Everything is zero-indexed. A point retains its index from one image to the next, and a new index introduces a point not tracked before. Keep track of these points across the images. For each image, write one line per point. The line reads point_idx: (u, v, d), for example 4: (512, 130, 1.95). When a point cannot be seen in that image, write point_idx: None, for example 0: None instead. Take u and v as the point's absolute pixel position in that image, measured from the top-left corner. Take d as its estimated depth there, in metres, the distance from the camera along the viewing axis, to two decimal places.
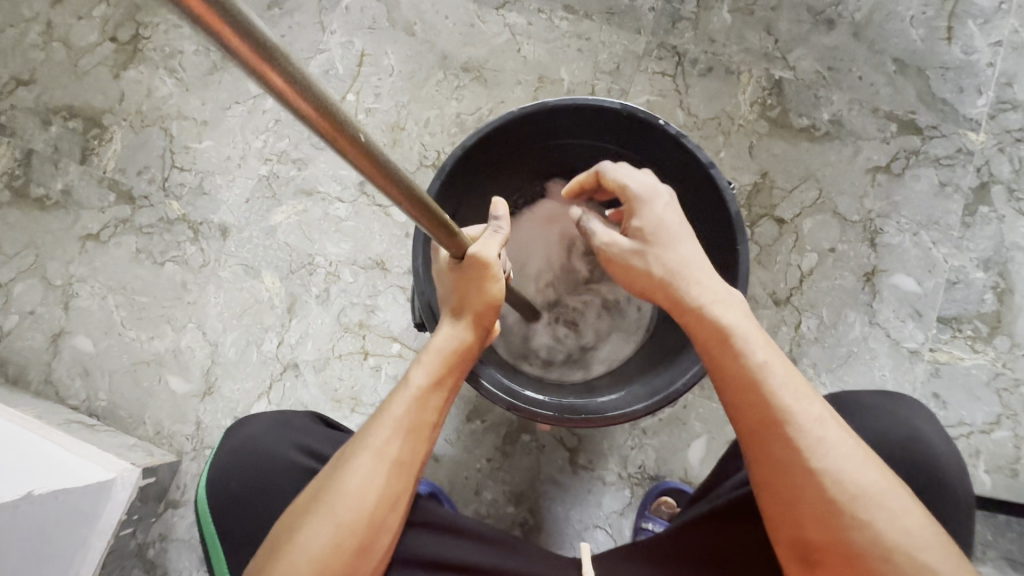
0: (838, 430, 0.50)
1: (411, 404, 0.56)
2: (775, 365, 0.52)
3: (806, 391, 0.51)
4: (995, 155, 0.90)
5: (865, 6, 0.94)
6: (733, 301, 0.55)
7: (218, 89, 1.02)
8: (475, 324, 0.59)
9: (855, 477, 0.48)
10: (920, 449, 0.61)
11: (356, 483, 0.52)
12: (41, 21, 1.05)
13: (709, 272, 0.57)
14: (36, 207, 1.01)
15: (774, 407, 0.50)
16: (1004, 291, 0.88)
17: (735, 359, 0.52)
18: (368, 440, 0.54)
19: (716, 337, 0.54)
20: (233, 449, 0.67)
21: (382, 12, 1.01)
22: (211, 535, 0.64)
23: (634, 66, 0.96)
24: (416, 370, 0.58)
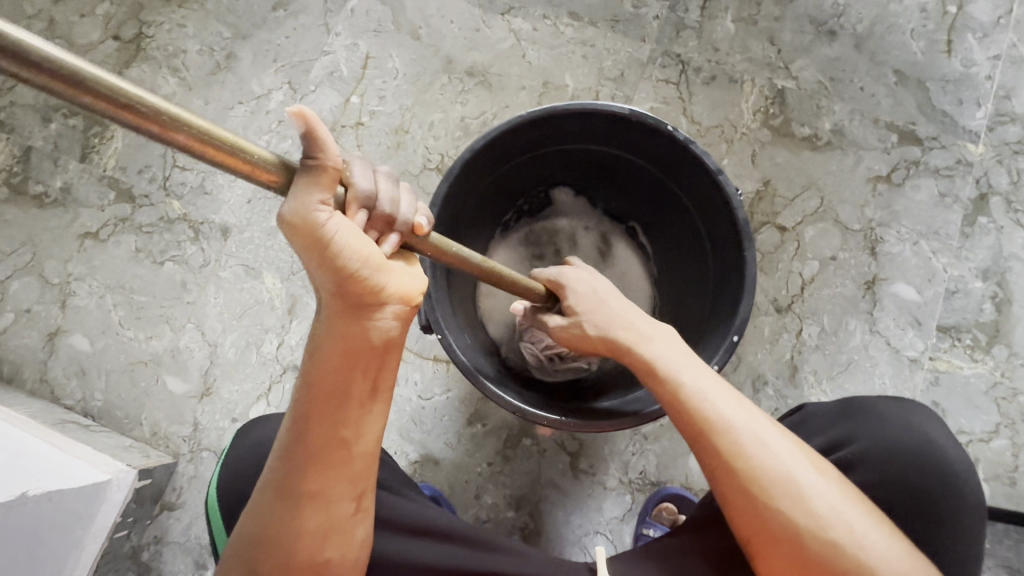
0: (758, 432, 0.53)
1: (298, 432, 0.51)
2: (698, 379, 0.55)
3: (728, 400, 0.54)
4: (994, 167, 0.91)
5: (866, 18, 0.95)
6: (655, 335, 0.58)
7: (221, 89, 1.02)
8: (345, 315, 0.48)
9: (773, 472, 0.51)
10: (933, 455, 0.61)
11: (271, 525, 0.51)
12: (44, 19, 1.04)
13: (630, 315, 0.60)
14: (34, 205, 1.00)
15: (698, 427, 0.53)
16: (1002, 301, 0.89)
17: (660, 388, 0.55)
18: (270, 480, 0.52)
19: (641, 363, 0.57)
20: (243, 451, 0.66)
21: (387, 15, 1.01)
22: (219, 532, 0.64)
23: (638, 74, 0.97)
24: (296, 394, 0.51)
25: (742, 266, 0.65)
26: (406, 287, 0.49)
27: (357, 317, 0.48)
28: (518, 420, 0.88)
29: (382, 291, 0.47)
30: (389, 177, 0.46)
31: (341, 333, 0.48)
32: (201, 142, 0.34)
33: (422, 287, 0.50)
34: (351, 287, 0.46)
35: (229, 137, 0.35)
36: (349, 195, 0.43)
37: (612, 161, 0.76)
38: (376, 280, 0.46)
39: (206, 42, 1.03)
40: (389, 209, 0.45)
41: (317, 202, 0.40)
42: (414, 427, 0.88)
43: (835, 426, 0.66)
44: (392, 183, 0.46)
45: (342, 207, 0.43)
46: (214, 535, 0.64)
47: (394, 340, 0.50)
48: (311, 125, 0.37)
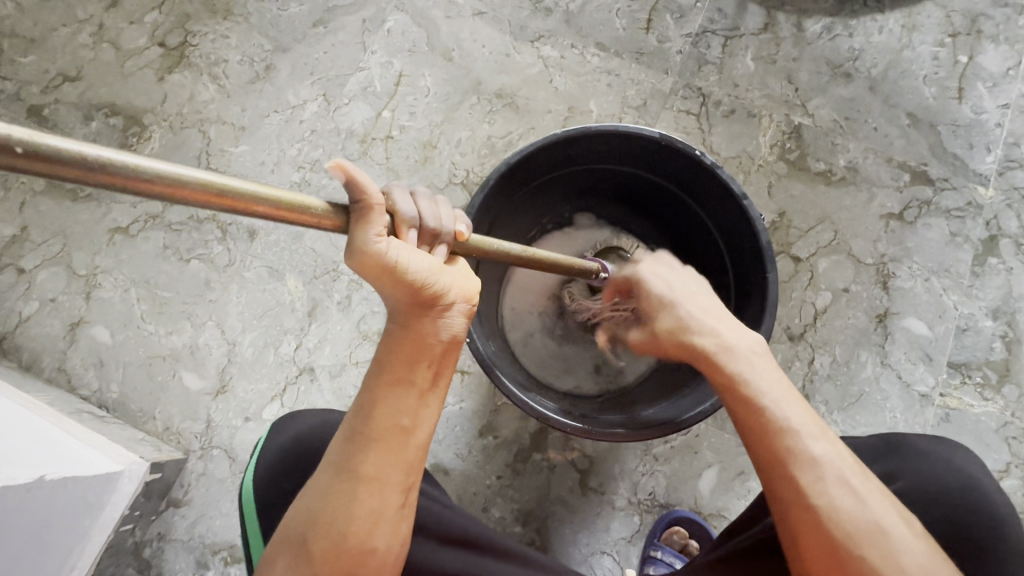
0: (841, 466, 0.53)
1: (365, 412, 0.52)
2: (786, 407, 0.55)
3: (814, 433, 0.54)
4: (1003, 210, 0.94)
5: (880, 63, 1.00)
6: (745, 351, 0.58)
7: (258, 98, 1.06)
8: (413, 310, 0.51)
9: (855, 514, 0.51)
10: (979, 497, 0.62)
11: (327, 505, 0.51)
12: (94, 23, 1.10)
13: (724, 324, 0.60)
14: (68, 197, 1.03)
15: (780, 446, 0.54)
16: (1012, 341, 0.90)
17: (742, 402, 0.56)
18: (330, 459, 0.53)
19: (725, 384, 0.57)
20: (283, 441, 0.68)
21: (422, 37, 1.06)
22: (249, 510, 0.65)
23: (661, 104, 1.01)
24: (367, 375, 0.54)
25: (766, 289, 0.66)
26: (465, 288, 0.53)
27: (427, 314, 0.52)
28: (528, 435, 0.88)
29: (445, 292, 0.51)
30: (427, 198, 0.49)
31: (413, 325, 0.52)
32: (277, 208, 0.39)
33: (477, 285, 0.54)
34: (418, 291, 0.49)
35: (296, 201, 0.40)
36: (396, 220, 0.47)
37: (638, 181, 0.79)
38: (436, 284, 0.50)
39: (247, 53, 1.08)
40: (433, 225, 0.49)
41: (371, 234, 0.44)
42: None
43: (877, 464, 0.67)
44: (429, 202, 0.50)
45: (394, 231, 0.47)
46: (249, 528, 0.65)
47: (458, 338, 0.54)
48: (349, 173, 0.42)
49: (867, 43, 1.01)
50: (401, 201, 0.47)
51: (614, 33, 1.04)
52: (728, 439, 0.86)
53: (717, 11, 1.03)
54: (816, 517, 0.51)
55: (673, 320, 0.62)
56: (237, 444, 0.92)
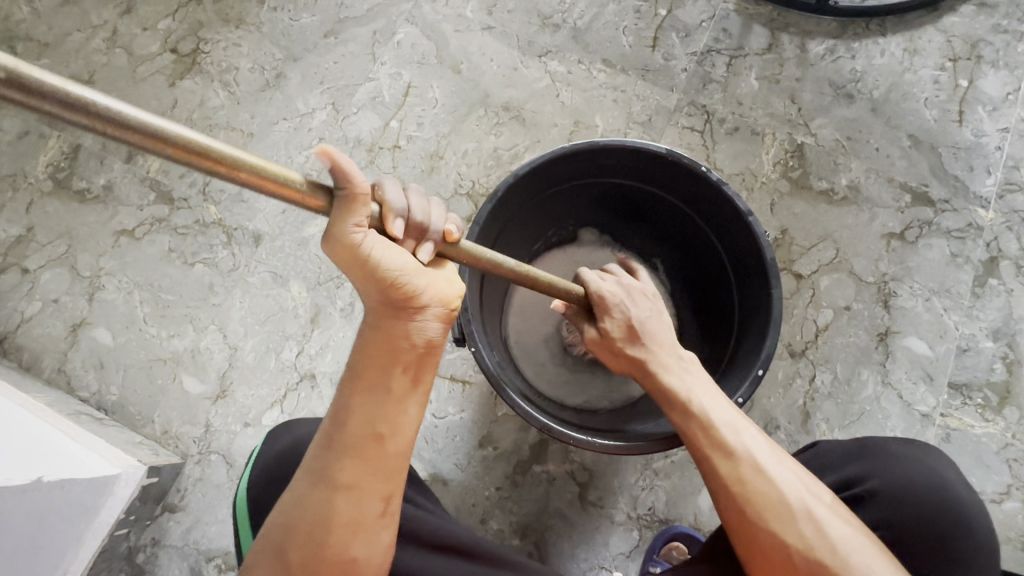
0: (757, 454, 0.57)
1: (340, 418, 0.53)
2: (708, 405, 0.59)
3: (739, 429, 0.58)
4: (1003, 232, 0.95)
5: (882, 85, 1.02)
6: (674, 357, 0.62)
7: (268, 105, 1.07)
8: (385, 313, 0.52)
9: (776, 500, 0.55)
10: (949, 496, 0.62)
11: (305, 514, 0.51)
12: (108, 29, 1.11)
13: (661, 334, 0.63)
14: (76, 199, 1.03)
15: (700, 439, 0.58)
16: (1012, 362, 0.90)
17: (669, 403, 0.60)
18: (306, 466, 0.53)
19: (660, 394, 0.61)
20: (279, 448, 0.67)
21: (431, 49, 1.08)
22: (244, 518, 0.65)
23: (666, 120, 1.02)
24: (342, 381, 0.54)
25: (769, 304, 0.67)
26: (443, 292, 0.54)
27: (400, 318, 0.52)
28: (528, 446, 0.87)
29: (419, 294, 0.52)
30: (420, 194, 0.51)
31: (384, 330, 0.53)
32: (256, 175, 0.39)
33: (457, 292, 0.55)
34: (390, 290, 0.51)
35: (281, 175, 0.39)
36: (384, 210, 0.47)
37: (642, 196, 0.80)
38: (409, 283, 0.51)
39: (258, 61, 1.09)
40: (421, 219, 0.50)
41: (352, 223, 0.45)
42: (425, 445, 0.87)
43: (849, 465, 0.66)
44: (421, 199, 0.50)
45: (381, 222, 0.47)
46: (241, 538, 0.64)
47: (433, 342, 0.54)
48: (335, 159, 0.42)
49: (870, 65, 1.03)
50: (392, 189, 0.48)
51: (621, 50, 1.06)
52: None
53: (722, 31, 1.05)
54: (733, 499, 0.56)
55: (625, 336, 0.62)
56: (236, 450, 0.91)
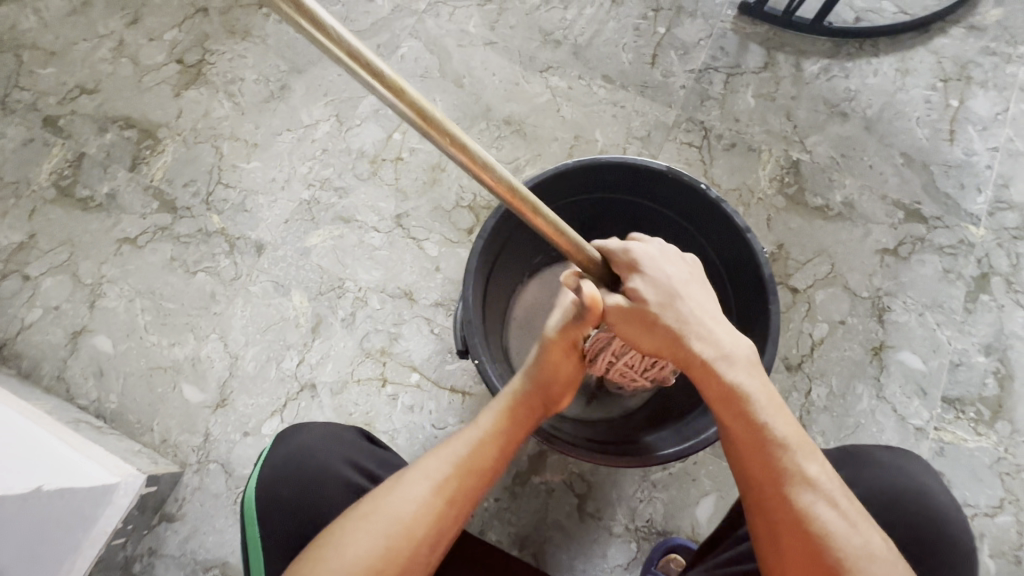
0: (835, 490, 0.52)
1: (475, 445, 0.58)
2: (780, 422, 0.54)
3: (808, 451, 0.54)
4: (994, 249, 0.96)
5: (875, 104, 1.04)
6: (741, 360, 0.57)
7: (272, 116, 1.08)
8: (545, 392, 0.62)
9: (847, 538, 0.50)
10: (930, 502, 0.63)
11: (415, 514, 0.54)
12: (115, 39, 1.13)
13: (717, 327, 0.58)
14: (79, 207, 1.04)
15: (775, 465, 0.52)
16: (1004, 377, 0.91)
17: (739, 418, 0.55)
18: (427, 469, 0.56)
19: (720, 394, 0.56)
20: (284, 459, 0.67)
21: (434, 64, 1.09)
22: (253, 532, 0.66)
23: (664, 136, 1.04)
24: (485, 415, 0.61)
25: (768, 317, 0.68)
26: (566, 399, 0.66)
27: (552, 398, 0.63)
28: (528, 457, 0.88)
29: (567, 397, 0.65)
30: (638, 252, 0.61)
31: (541, 392, 0.62)
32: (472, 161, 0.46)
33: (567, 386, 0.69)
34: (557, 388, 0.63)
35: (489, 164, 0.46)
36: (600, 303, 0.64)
37: (641, 213, 0.81)
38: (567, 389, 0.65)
39: (263, 73, 1.10)
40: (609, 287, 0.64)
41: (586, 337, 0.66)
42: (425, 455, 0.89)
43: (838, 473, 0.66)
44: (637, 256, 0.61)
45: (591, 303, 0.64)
46: (247, 537, 0.66)
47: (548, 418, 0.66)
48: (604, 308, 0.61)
49: (863, 84, 1.05)
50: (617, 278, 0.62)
51: (621, 66, 1.08)
52: (726, 468, 0.86)
53: (719, 49, 1.07)
54: (807, 537, 0.50)
55: (671, 310, 0.58)
56: (235, 459, 0.91)
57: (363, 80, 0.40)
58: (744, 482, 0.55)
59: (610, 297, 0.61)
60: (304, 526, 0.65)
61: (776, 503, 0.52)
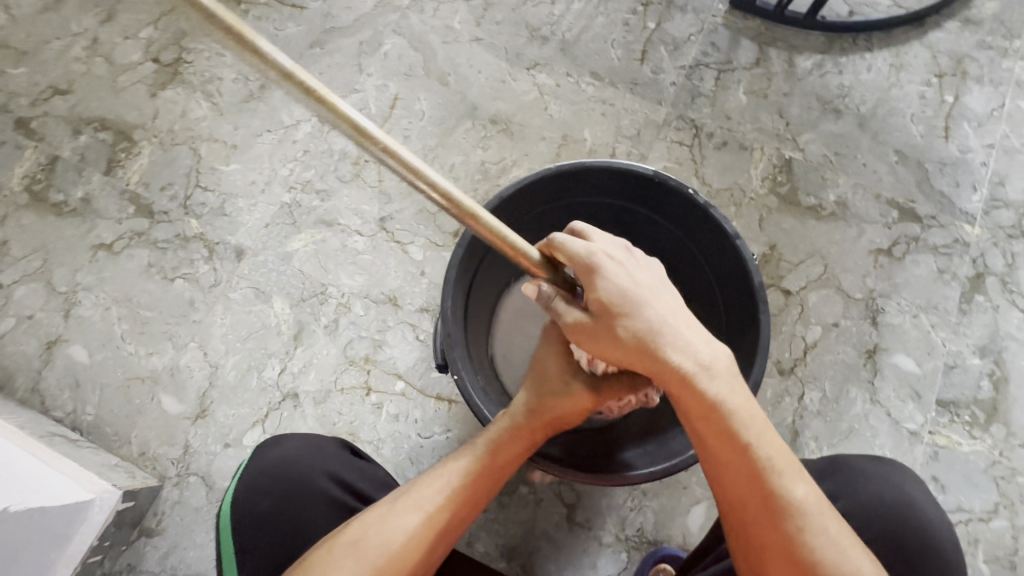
0: (823, 509, 0.51)
1: (470, 475, 0.58)
2: (763, 441, 0.53)
3: (793, 471, 0.52)
4: (989, 249, 0.95)
5: (869, 101, 1.02)
6: (720, 370, 0.54)
7: (252, 116, 1.05)
8: (546, 420, 0.61)
9: (838, 564, 0.49)
10: (917, 513, 0.62)
11: (403, 543, 0.53)
12: (88, 37, 1.09)
13: (690, 334, 0.55)
14: (52, 213, 1.01)
15: (762, 488, 0.51)
16: (999, 379, 0.90)
17: (725, 438, 0.53)
18: (420, 499, 0.56)
19: (701, 412, 0.53)
20: (263, 471, 0.65)
21: (419, 61, 1.06)
22: (227, 545, 0.63)
23: (654, 134, 1.01)
24: (481, 440, 0.60)
25: (758, 327, 0.66)
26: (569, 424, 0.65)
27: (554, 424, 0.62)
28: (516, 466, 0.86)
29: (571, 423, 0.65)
30: (621, 271, 0.56)
31: (542, 418, 0.61)
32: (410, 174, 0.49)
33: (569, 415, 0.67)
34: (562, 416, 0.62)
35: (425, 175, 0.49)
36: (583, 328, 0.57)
37: (630, 219, 0.78)
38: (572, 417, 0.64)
39: (242, 72, 1.07)
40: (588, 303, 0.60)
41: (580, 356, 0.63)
42: (410, 465, 0.88)
43: (823, 484, 0.65)
44: (624, 274, 0.56)
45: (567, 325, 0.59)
46: (221, 551, 0.63)
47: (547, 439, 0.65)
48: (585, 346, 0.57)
49: (857, 80, 1.03)
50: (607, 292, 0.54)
51: (609, 63, 1.05)
52: None
53: (710, 45, 1.05)
54: (797, 563, 0.49)
55: (633, 318, 0.54)
56: (215, 471, 0.89)
57: (312, 107, 0.45)
58: (729, 504, 0.53)
59: (566, 308, 0.57)
60: (280, 539, 0.63)
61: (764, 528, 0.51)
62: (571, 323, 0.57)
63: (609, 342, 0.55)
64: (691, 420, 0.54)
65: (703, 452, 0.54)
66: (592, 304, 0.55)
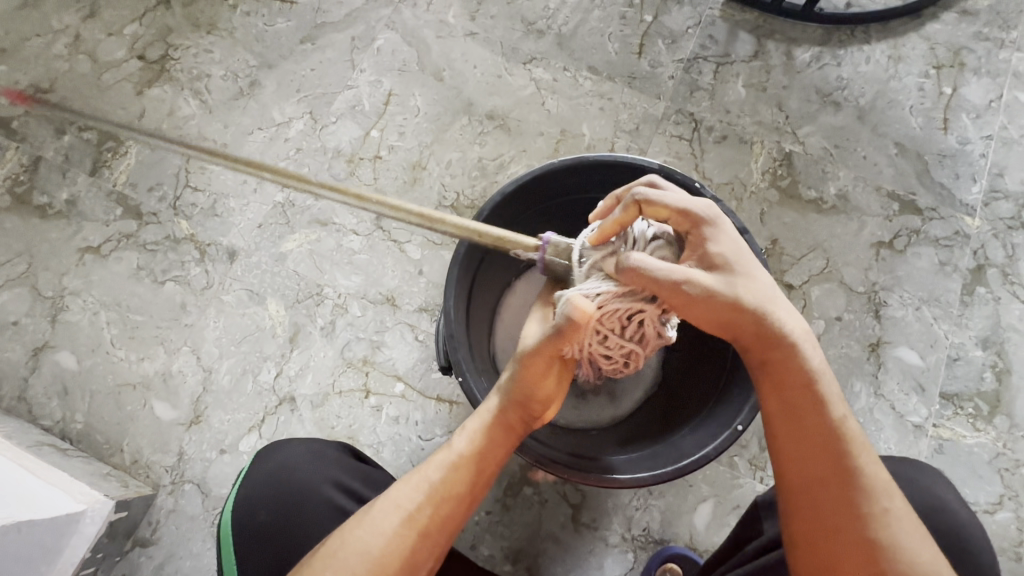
0: (900, 499, 0.50)
1: (449, 469, 0.55)
2: (852, 419, 0.52)
3: (874, 456, 0.51)
4: (990, 240, 0.95)
5: (868, 93, 1.01)
6: (818, 345, 0.53)
7: (242, 114, 1.02)
8: (526, 403, 0.56)
9: (917, 554, 0.48)
10: (948, 520, 0.60)
11: (383, 546, 0.51)
12: (70, 34, 1.06)
13: (791, 308, 0.54)
14: (36, 215, 0.98)
15: (851, 464, 0.50)
16: (1002, 371, 0.90)
17: (819, 409, 0.51)
18: (398, 500, 0.53)
19: (801, 379, 0.51)
20: (264, 479, 0.64)
21: (413, 56, 1.04)
22: (228, 556, 0.62)
23: (653, 128, 1.00)
24: (459, 434, 0.57)
25: None
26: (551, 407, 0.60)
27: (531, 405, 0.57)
28: (520, 468, 0.85)
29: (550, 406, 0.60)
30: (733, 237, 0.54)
31: (517, 404, 0.56)
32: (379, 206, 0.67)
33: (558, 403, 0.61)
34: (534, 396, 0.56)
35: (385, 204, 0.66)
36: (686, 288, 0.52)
37: None
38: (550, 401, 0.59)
39: (230, 68, 1.04)
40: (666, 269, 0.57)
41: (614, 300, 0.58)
42: (411, 468, 0.86)
43: None
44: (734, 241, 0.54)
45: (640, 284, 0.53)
46: (222, 564, 0.62)
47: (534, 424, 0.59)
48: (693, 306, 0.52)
49: (855, 73, 1.02)
50: (723, 252, 0.53)
51: (607, 57, 1.04)
52: (723, 472, 0.84)
53: (708, 38, 1.04)
54: (874, 546, 0.48)
55: (747, 283, 0.52)
56: (211, 479, 0.86)
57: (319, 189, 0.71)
58: (811, 481, 0.51)
59: (656, 264, 0.51)
60: (281, 552, 0.61)
61: (842, 506, 0.49)
62: (688, 278, 0.51)
63: (723, 302, 0.51)
64: (781, 391, 0.52)
65: (786, 423, 0.52)
66: (704, 265, 0.53)
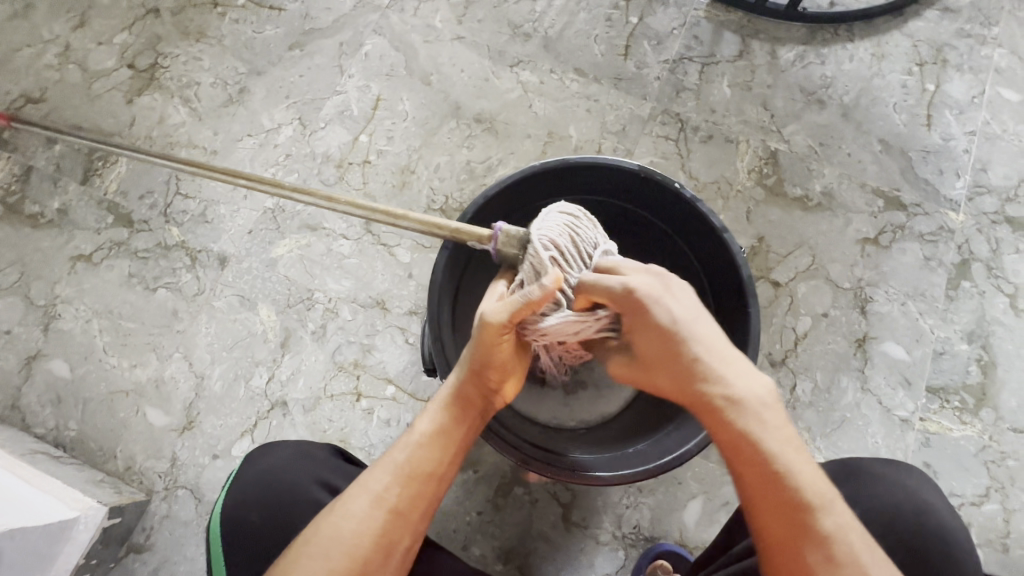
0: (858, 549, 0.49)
1: (413, 448, 0.57)
2: (798, 475, 0.50)
3: (828, 508, 0.50)
4: (974, 235, 0.95)
5: (852, 91, 1.02)
6: (759, 400, 0.52)
7: (231, 121, 1.03)
8: (482, 380, 0.58)
9: None
10: (931, 521, 0.61)
11: (356, 528, 0.52)
12: (60, 44, 1.06)
13: (725, 365, 0.54)
14: (28, 224, 0.98)
15: (794, 522, 0.49)
16: (987, 364, 0.91)
17: (757, 469, 0.51)
18: (369, 483, 0.54)
19: (733, 441, 0.52)
20: (251, 482, 0.64)
21: (400, 61, 1.05)
22: (217, 558, 0.62)
23: (639, 129, 1.01)
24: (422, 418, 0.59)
25: (747, 321, 0.66)
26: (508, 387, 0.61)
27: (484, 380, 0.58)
28: (510, 468, 0.85)
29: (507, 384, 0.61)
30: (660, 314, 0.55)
31: (472, 382, 0.58)
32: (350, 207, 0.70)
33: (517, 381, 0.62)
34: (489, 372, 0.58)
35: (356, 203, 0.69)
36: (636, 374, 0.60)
37: (618, 218, 0.77)
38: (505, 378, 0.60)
39: (219, 76, 1.05)
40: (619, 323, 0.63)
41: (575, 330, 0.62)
42: None
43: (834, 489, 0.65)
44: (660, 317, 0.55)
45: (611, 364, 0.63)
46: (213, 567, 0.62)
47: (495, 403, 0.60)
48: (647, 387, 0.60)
49: (839, 71, 1.03)
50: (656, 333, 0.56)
51: (593, 59, 1.04)
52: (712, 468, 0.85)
53: (693, 39, 1.05)
54: None
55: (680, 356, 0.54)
56: (204, 484, 0.87)
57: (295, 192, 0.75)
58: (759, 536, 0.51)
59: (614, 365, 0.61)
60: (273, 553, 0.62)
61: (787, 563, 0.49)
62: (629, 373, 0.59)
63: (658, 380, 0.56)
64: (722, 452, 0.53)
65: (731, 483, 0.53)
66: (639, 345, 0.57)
